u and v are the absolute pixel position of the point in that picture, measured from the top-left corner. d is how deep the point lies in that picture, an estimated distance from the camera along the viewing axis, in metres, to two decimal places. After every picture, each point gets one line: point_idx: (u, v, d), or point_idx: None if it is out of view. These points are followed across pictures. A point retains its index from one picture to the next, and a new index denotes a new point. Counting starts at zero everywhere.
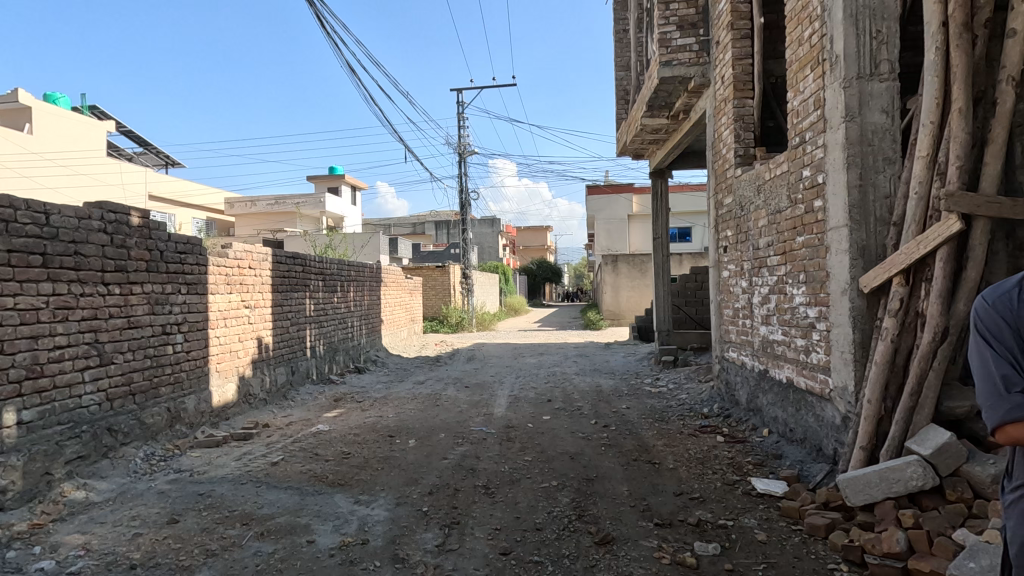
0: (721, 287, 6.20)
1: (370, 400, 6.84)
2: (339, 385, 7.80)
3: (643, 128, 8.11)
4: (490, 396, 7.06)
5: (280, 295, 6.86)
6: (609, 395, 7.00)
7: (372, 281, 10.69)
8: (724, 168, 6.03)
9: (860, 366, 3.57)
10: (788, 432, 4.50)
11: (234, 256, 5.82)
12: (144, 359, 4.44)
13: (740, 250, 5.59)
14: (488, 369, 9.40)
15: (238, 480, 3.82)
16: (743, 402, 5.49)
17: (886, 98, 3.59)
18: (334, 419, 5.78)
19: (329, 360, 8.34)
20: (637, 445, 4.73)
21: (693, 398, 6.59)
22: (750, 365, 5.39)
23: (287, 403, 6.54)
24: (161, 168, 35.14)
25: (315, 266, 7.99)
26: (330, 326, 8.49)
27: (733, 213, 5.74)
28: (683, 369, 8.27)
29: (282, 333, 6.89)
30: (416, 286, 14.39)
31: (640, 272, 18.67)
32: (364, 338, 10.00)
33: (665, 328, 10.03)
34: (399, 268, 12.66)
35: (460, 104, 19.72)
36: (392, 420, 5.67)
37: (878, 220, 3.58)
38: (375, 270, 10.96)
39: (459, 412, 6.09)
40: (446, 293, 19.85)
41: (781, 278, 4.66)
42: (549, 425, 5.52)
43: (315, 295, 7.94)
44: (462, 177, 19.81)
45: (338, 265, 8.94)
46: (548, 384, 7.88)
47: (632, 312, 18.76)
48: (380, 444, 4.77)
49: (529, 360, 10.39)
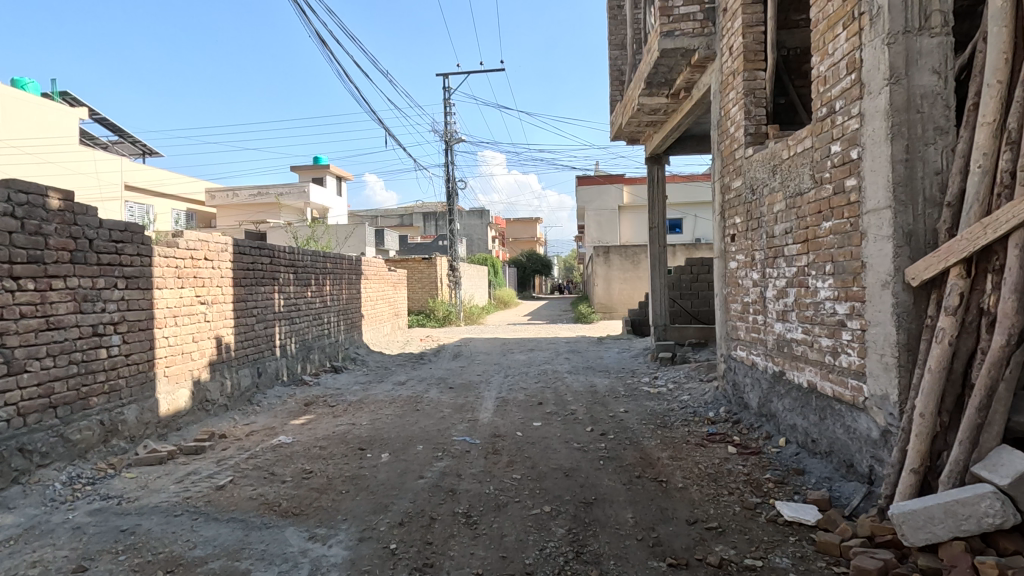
0: (728, 279, 5.67)
1: (343, 405, 6.24)
2: (312, 386, 7.20)
3: (640, 108, 7.54)
4: (476, 398, 6.50)
5: (243, 289, 6.22)
6: (605, 397, 6.46)
7: (351, 274, 10.06)
8: (732, 148, 5.49)
9: (905, 372, 3.05)
10: (809, 443, 3.99)
11: (186, 246, 5.18)
12: (69, 366, 3.82)
13: (750, 239, 5.06)
14: (475, 367, 8.83)
15: (172, 511, 3.22)
16: (754, 406, 4.98)
17: (937, 57, 3.05)
18: (301, 429, 5.18)
19: (302, 360, 7.73)
20: (640, 459, 4.20)
21: (697, 400, 6.08)
22: (762, 367, 4.88)
23: (251, 409, 5.93)
24: (138, 158, 34.00)
25: (285, 257, 7.34)
26: (304, 322, 7.86)
27: (743, 197, 5.20)
28: (683, 368, 7.76)
29: (247, 331, 6.27)
30: (400, 279, 13.76)
31: (633, 264, 18.13)
32: (342, 335, 9.38)
33: (661, 323, 9.53)
34: (381, 260, 12.03)
35: (446, 90, 19.03)
36: (366, 429, 5.09)
37: (927, 201, 3.05)
38: (355, 262, 10.32)
39: (440, 418, 5.53)
40: (433, 286, 19.25)
41: (802, 269, 4.13)
42: (540, 433, 4.97)
43: (285, 289, 7.30)
44: (449, 166, 19.14)
45: (313, 257, 8.31)
46: (539, 384, 7.33)
47: (624, 305, 18.25)
48: (349, 459, 4.20)
49: (518, 357, 9.85)
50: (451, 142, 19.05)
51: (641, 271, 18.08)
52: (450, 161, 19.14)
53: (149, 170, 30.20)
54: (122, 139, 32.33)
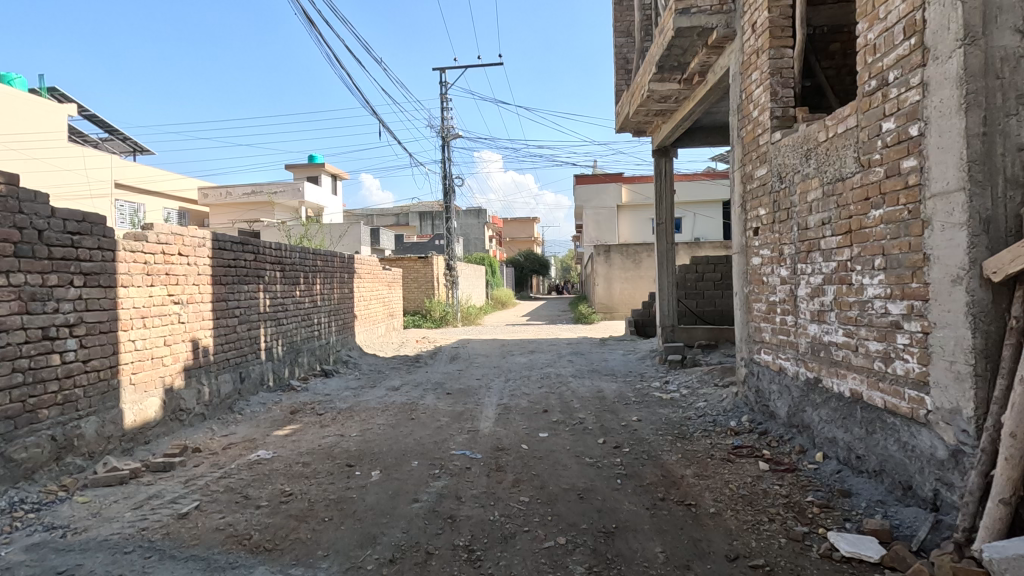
0: (750, 276, 5.23)
1: (332, 413, 5.77)
2: (300, 393, 6.71)
3: (649, 95, 7.09)
4: (476, 406, 6.03)
5: (224, 288, 5.75)
6: (615, 403, 6.01)
7: (343, 273, 9.58)
8: (755, 134, 5.04)
9: (982, 383, 2.60)
10: (854, 459, 3.55)
11: (156, 239, 4.72)
12: (12, 375, 3.34)
13: (778, 232, 4.62)
14: (474, 371, 8.35)
15: (123, 547, 2.74)
16: (783, 416, 4.54)
17: (1019, 13, 2.61)
18: (283, 441, 4.71)
19: (290, 364, 7.24)
20: (662, 477, 3.74)
21: (715, 407, 5.63)
22: (792, 373, 4.43)
23: (231, 418, 5.45)
24: (129, 155, 33.39)
25: (271, 254, 6.86)
26: (291, 323, 7.38)
27: (769, 186, 4.75)
28: (695, 372, 7.31)
29: (228, 334, 5.79)
30: (395, 278, 13.28)
31: (634, 263, 17.67)
32: (333, 337, 8.90)
33: (669, 324, 9.08)
34: (375, 258, 11.54)
35: (443, 85, 18.56)
36: (355, 442, 4.62)
37: (1008, 182, 2.61)
38: (347, 260, 9.84)
39: (437, 429, 5.06)
40: (429, 286, 18.76)
41: (843, 265, 3.68)
42: (547, 446, 4.50)
43: (271, 288, 6.82)
44: (446, 162, 18.66)
45: (302, 254, 7.83)
46: (542, 389, 6.87)
47: (625, 305, 17.80)
48: (335, 478, 3.73)
49: (518, 360, 9.37)
50: (448, 138, 18.58)
51: (643, 270, 17.64)
52: (447, 158, 18.66)
53: (139, 168, 29.62)
54: (112, 136, 31.72)
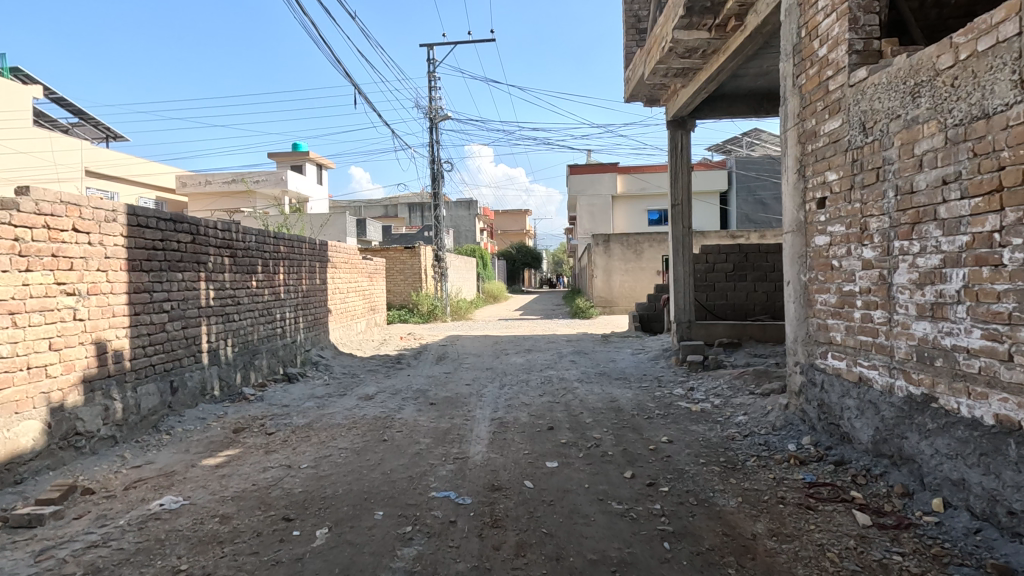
0: (811, 261, 4.13)
1: (285, 431, 4.63)
2: (252, 403, 5.55)
3: (671, 49, 5.97)
4: (465, 421, 4.92)
5: (147, 276, 4.57)
6: (635, 418, 4.91)
7: (313, 262, 8.40)
8: (821, 78, 3.93)
9: None
10: (1006, 517, 2.47)
11: (36, 209, 3.52)
12: None
13: (860, 201, 3.53)
14: (464, 374, 7.24)
15: None
16: (867, 441, 3.46)
17: None
18: (210, 477, 3.57)
19: (243, 368, 6.08)
20: (726, 539, 2.65)
21: (760, 424, 4.55)
22: (882, 387, 3.35)
23: (154, 441, 4.29)
24: (102, 142, 31.83)
25: (217, 236, 5.67)
26: (245, 319, 6.21)
27: (845, 142, 3.66)
28: (722, 377, 6.23)
29: (153, 334, 4.62)
30: (377, 269, 12.12)
31: (635, 254, 16.61)
32: (300, 334, 7.73)
33: (685, 320, 7.99)
34: (353, 246, 10.36)
35: (431, 64, 17.35)
36: (304, 478, 3.49)
37: None
38: (319, 247, 8.66)
39: (415, 456, 3.95)
40: (417, 279, 17.59)
41: (985, 239, 2.60)
42: (558, 484, 3.40)
43: (217, 277, 5.65)
44: (434, 147, 17.47)
45: (259, 239, 6.63)
46: (545, 398, 5.77)
47: (626, 299, 16.73)
48: (260, 545, 2.61)
49: (514, 361, 8.26)
50: (436, 120, 17.37)
51: (643, 261, 16.58)
52: (435, 141, 17.45)
53: (112, 155, 28.12)
54: (84, 121, 30.15)
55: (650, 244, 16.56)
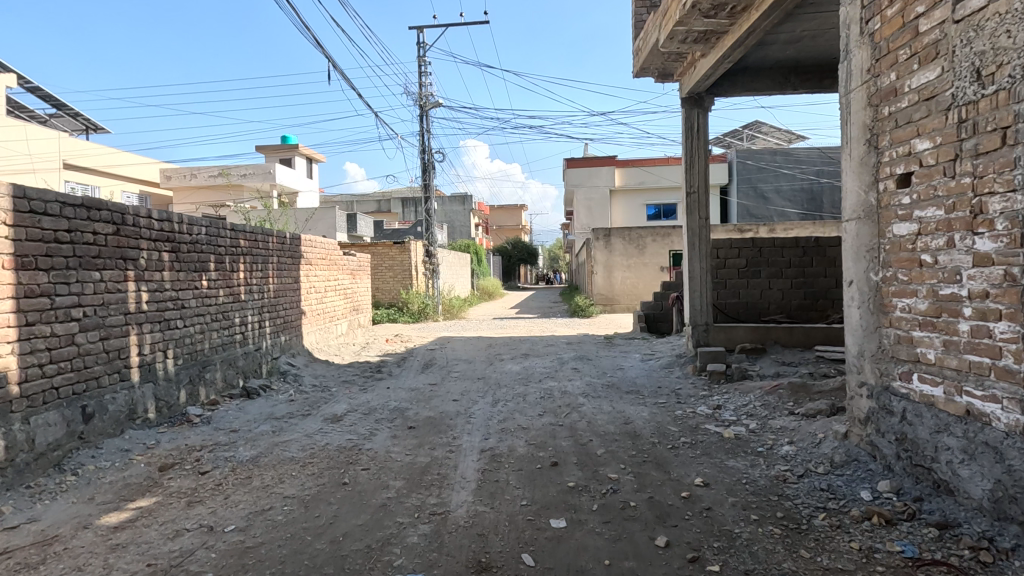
0: (888, 256, 3.24)
1: (223, 469, 3.72)
2: (195, 428, 4.63)
3: (695, 5, 5.06)
4: (448, 453, 4.01)
5: (48, 275, 3.65)
6: (657, 449, 4.02)
7: (284, 258, 7.47)
8: (905, 18, 3.04)
9: None
10: None
11: None
12: None
13: (972, 175, 2.64)
14: (452, 386, 6.33)
15: None
16: (983, 498, 2.58)
17: None
18: (98, 550, 2.65)
19: (190, 383, 5.16)
20: None
21: (814, 459, 3.65)
22: (1008, 428, 2.47)
23: (49, 488, 3.37)
24: (81, 134, 30.64)
25: (155, 227, 4.75)
26: (194, 325, 5.29)
27: (946, 98, 2.77)
28: (751, 392, 5.34)
29: (57, 348, 3.70)
30: (360, 266, 11.18)
31: (637, 249, 15.73)
32: (265, 341, 6.79)
33: (702, 322, 7.10)
34: (332, 241, 9.42)
35: (421, 47, 16.37)
36: (223, 552, 2.58)
37: None
38: (291, 242, 7.73)
39: (379, 510, 3.04)
40: (407, 276, 16.64)
41: None
42: (567, 560, 2.50)
43: (154, 276, 4.73)
44: (424, 136, 16.51)
45: (213, 232, 5.70)
46: (546, 419, 4.87)
47: (627, 296, 15.84)
48: None
49: (508, 369, 7.36)
50: (426, 107, 16.39)
51: (646, 256, 15.70)
52: (425, 130, 16.47)
53: (90, 147, 26.98)
54: (61, 112, 28.95)
55: (653, 239, 15.69)
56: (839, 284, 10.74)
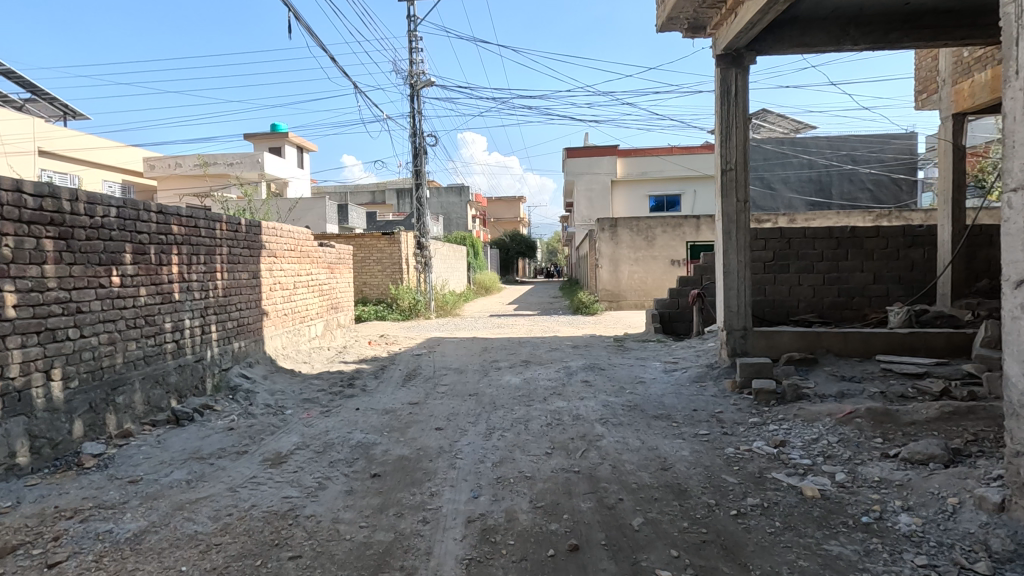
0: None
1: (83, 559, 2.51)
2: (81, 477, 3.42)
3: None
4: (420, 525, 2.81)
5: None
6: (718, 518, 2.83)
7: (238, 249, 6.23)
8: None
9: None
10: None
11: None
12: None
13: None
14: (436, 407, 5.14)
15: None
16: None
17: None
18: None
19: (90, 411, 3.95)
20: None
21: (960, 544, 2.45)
22: None
23: None
24: (59, 121, 29.19)
25: (28, 205, 3.53)
26: (98, 335, 4.07)
27: None
28: (818, 421, 4.16)
29: None
30: (339, 259, 9.95)
31: (646, 241, 14.53)
32: (209, 349, 5.57)
33: (739, 327, 5.91)
34: (304, 230, 8.18)
35: (411, 21, 15.05)
36: None
37: None
38: (249, 229, 6.49)
39: None
40: (397, 270, 15.41)
41: None
42: None
43: (29, 270, 3.51)
44: (415, 118, 15.23)
45: (130, 214, 4.47)
46: (556, 462, 3.67)
47: (636, 293, 14.63)
48: None
49: (507, 381, 6.16)
50: (417, 86, 15.11)
51: (656, 249, 14.49)
52: (416, 111, 15.21)
53: (68, 133, 25.63)
54: (37, 97, 27.54)
55: (664, 230, 14.49)
56: (878, 280, 9.56)
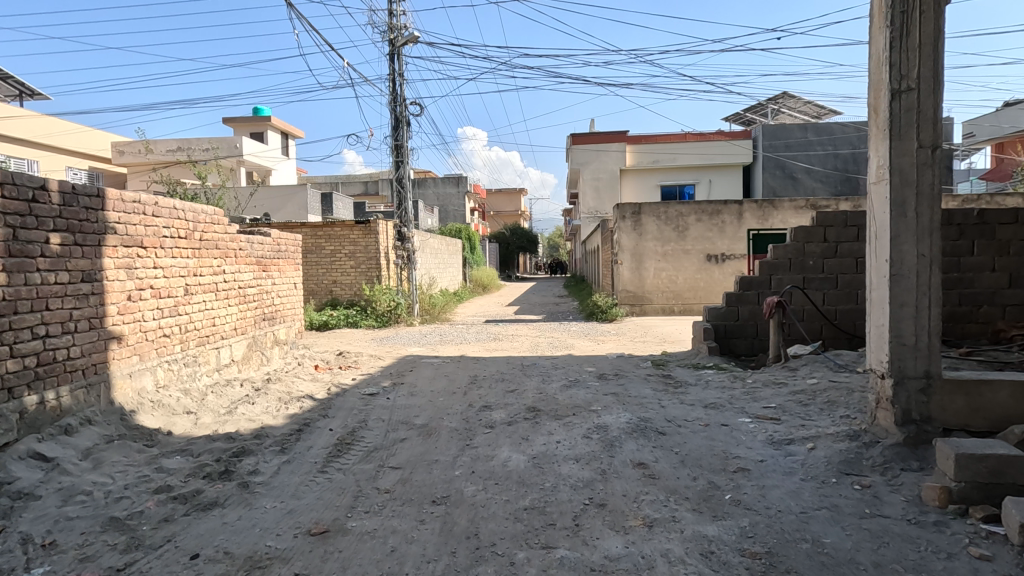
0: None
1: None
2: None
3: None
4: None
5: None
6: None
7: (36, 231, 3.60)
8: None
9: None
10: None
11: None
12: None
13: None
14: (359, 552, 2.54)
15: None
16: None
17: None
18: None
19: None
20: None
21: None
22: None
23: None
24: (14, 100, 26.35)
25: None
26: None
27: None
28: None
29: None
30: (276, 253, 7.34)
31: (676, 232, 11.92)
32: None
33: (917, 374, 3.32)
34: (205, 209, 5.55)
35: None
36: None
37: None
38: (67, 199, 3.85)
39: None
40: (373, 266, 12.79)
41: None
42: None
43: None
44: (396, 82, 12.58)
45: None
46: None
47: (663, 295, 12.01)
48: None
49: (503, 463, 3.56)
50: (398, 42, 12.42)
51: (686, 241, 11.90)
52: (397, 74, 12.54)
53: (17, 111, 22.86)
54: None
55: (698, 218, 11.86)
56: (1013, 283, 6.95)
